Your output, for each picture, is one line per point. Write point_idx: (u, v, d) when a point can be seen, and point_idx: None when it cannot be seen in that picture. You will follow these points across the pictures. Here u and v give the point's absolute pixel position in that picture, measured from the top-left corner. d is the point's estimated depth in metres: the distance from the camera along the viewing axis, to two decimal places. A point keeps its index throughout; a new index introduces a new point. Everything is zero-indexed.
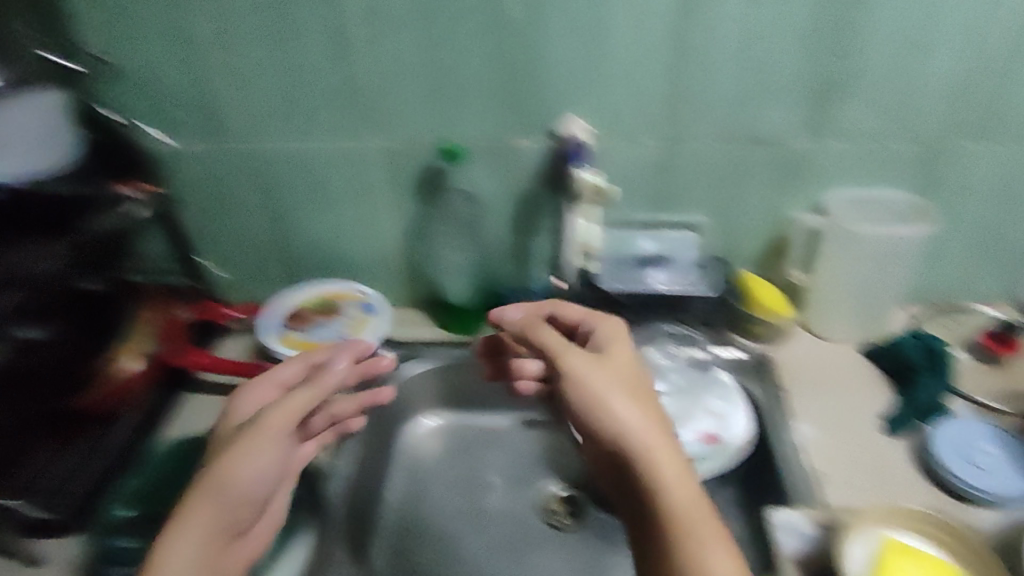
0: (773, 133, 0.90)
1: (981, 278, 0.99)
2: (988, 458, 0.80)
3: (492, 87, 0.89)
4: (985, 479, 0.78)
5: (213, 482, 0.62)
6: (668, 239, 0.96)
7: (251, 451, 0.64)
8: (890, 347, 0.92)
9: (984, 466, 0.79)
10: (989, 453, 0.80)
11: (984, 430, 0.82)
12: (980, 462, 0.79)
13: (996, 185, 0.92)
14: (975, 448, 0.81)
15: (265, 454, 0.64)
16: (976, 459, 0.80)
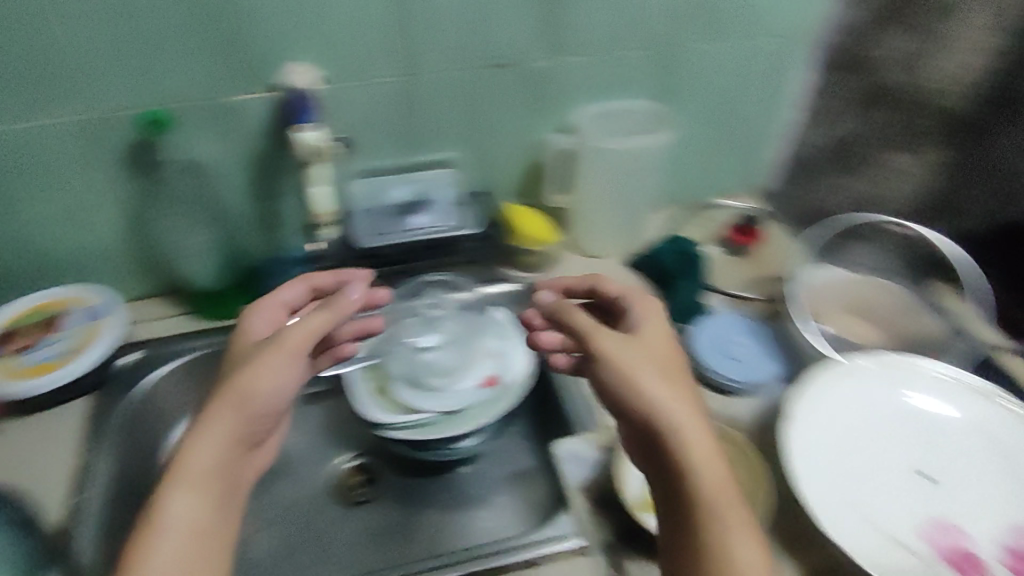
0: (510, 57, 0.85)
1: (720, 168, 1.08)
2: (738, 350, 0.84)
3: (187, 43, 0.75)
4: (737, 369, 0.82)
5: (238, 406, 0.58)
6: (420, 179, 0.93)
7: (239, 393, 0.58)
8: (657, 258, 0.95)
9: (735, 357, 0.84)
10: (739, 345, 0.85)
11: (732, 326, 0.87)
12: (731, 354, 0.84)
13: (722, 80, 0.96)
14: (726, 344, 0.85)
15: (271, 368, 0.59)
16: (728, 352, 0.84)
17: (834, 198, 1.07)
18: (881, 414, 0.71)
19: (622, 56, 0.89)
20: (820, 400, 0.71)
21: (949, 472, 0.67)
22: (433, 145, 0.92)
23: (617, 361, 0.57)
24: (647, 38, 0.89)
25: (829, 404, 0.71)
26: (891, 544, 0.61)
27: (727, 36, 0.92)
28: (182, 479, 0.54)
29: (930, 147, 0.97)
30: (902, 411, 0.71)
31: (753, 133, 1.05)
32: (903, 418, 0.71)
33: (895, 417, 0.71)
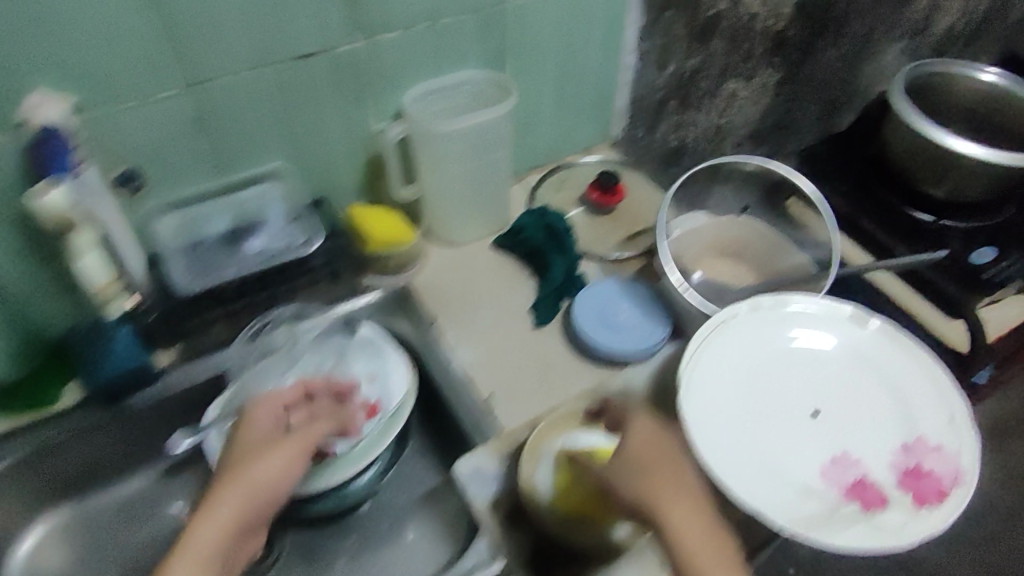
0: (314, 46, 0.73)
1: (570, 125, 1.03)
2: (619, 320, 0.81)
3: None
4: (620, 342, 0.79)
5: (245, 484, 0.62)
6: (242, 200, 0.81)
7: (240, 475, 0.63)
8: (523, 237, 0.89)
9: (618, 329, 0.80)
10: (622, 314, 0.81)
11: (611, 294, 0.83)
12: (613, 326, 0.80)
13: (554, 34, 0.90)
14: (608, 315, 0.81)
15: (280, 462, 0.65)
16: (610, 325, 0.80)
17: (678, 132, 1.09)
18: (771, 354, 0.70)
19: (442, 25, 0.80)
20: (712, 354, 0.69)
21: (840, 401, 0.68)
22: (249, 160, 0.79)
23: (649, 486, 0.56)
24: (465, 2, 0.79)
25: (722, 356, 0.69)
26: (801, 493, 0.62)
27: None
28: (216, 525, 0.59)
29: (765, 70, 1.03)
30: (789, 347, 0.71)
31: (594, 84, 1.00)
32: (791, 354, 0.70)
33: (786, 355, 0.70)
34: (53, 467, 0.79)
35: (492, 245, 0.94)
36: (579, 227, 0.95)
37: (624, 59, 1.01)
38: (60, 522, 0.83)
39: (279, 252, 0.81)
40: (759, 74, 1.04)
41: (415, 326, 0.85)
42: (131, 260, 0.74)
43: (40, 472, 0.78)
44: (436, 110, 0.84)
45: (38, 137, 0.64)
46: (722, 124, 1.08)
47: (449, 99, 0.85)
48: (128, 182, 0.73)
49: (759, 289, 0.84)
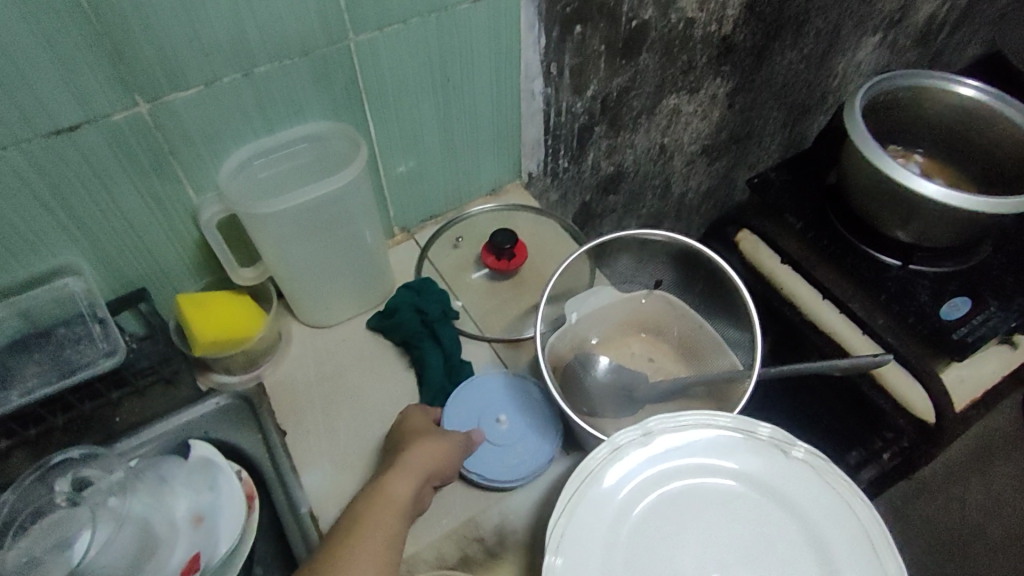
0: (73, 118, 0.56)
1: (464, 168, 0.85)
2: (502, 432, 0.65)
3: None
4: (507, 463, 0.63)
5: (388, 503, 0.54)
6: (31, 303, 0.66)
7: (414, 464, 0.58)
8: (393, 322, 0.73)
9: (499, 444, 0.65)
10: (502, 424, 0.66)
11: (489, 395, 0.68)
12: (495, 440, 0.65)
13: (423, 71, 0.72)
14: (485, 426, 0.66)
15: (428, 459, 0.59)
16: (491, 439, 0.65)
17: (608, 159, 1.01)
18: (664, 498, 0.54)
19: (257, 74, 0.62)
20: (589, 497, 0.54)
21: (748, 562, 0.52)
22: (22, 257, 0.63)
23: None
24: (286, 43, 0.62)
25: (600, 499, 0.54)
26: None
27: (404, 16, 0.66)
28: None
29: (711, 81, 0.99)
30: (689, 485, 0.55)
31: (490, 120, 0.83)
32: (691, 496, 0.55)
33: (688, 495, 0.55)
34: None
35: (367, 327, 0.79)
36: (473, 298, 0.79)
37: (528, 87, 0.82)
38: None
39: (84, 366, 0.67)
40: (699, 86, 0.98)
41: (262, 440, 0.70)
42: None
43: None
44: (268, 177, 0.70)
45: None
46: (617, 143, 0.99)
47: (286, 162, 0.70)
48: None
49: (672, 388, 0.67)
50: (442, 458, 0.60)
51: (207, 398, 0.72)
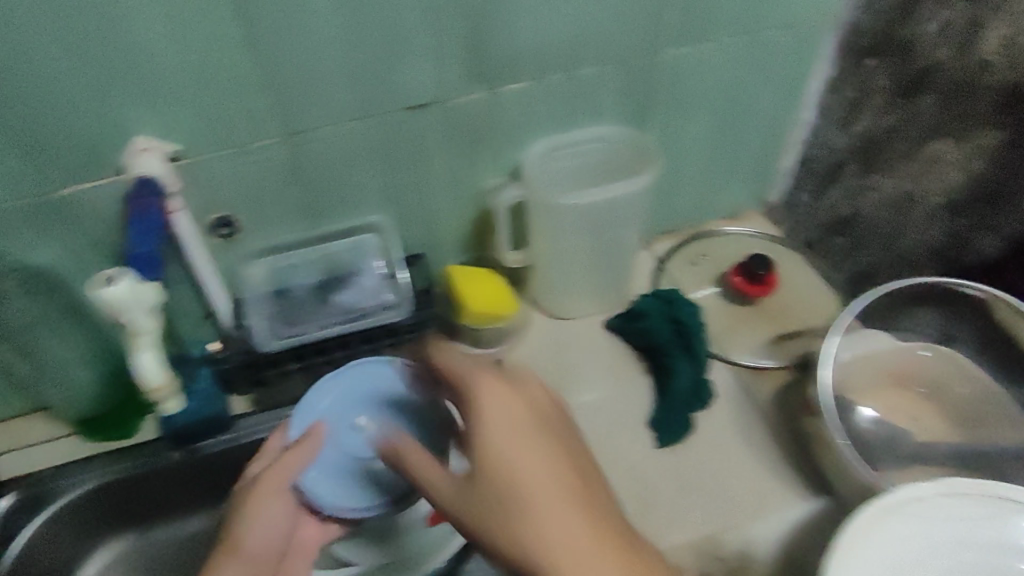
0: (425, 96, 0.65)
1: (716, 188, 0.83)
2: (358, 440, 0.68)
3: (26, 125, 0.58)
4: (361, 478, 0.66)
5: (268, 484, 0.60)
6: (334, 252, 0.74)
7: (533, 467, 0.47)
8: (642, 326, 0.75)
9: (362, 456, 0.67)
10: (362, 430, 0.68)
11: (382, 398, 0.70)
12: (352, 451, 0.67)
13: (720, 87, 0.74)
14: (346, 433, 0.68)
15: (504, 399, 0.50)
16: (355, 450, 0.67)
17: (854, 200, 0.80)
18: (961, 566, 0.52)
19: (578, 75, 0.68)
20: (890, 534, 0.52)
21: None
22: (343, 210, 0.72)
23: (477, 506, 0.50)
24: (610, 50, 0.67)
25: (899, 544, 0.52)
26: None
27: (717, 34, 0.68)
28: (548, 547, 0.44)
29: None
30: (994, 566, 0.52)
31: (760, 138, 0.80)
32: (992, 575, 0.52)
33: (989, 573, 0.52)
34: (119, 502, 0.77)
35: (602, 322, 0.80)
36: (717, 322, 0.79)
37: (802, 115, 0.80)
38: (121, 551, 0.80)
39: (369, 311, 0.73)
40: (976, 136, 0.66)
41: None
42: (224, 315, 0.72)
43: (108, 503, 0.76)
44: (559, 170, 0.73)
45: (134, 187, 0.62)
46: (921, 194, 0.72)
47: (579, 158, 0.73)
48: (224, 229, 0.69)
49: (950, 451, 0.66)
50: (543, 425, 0.50)
51: None
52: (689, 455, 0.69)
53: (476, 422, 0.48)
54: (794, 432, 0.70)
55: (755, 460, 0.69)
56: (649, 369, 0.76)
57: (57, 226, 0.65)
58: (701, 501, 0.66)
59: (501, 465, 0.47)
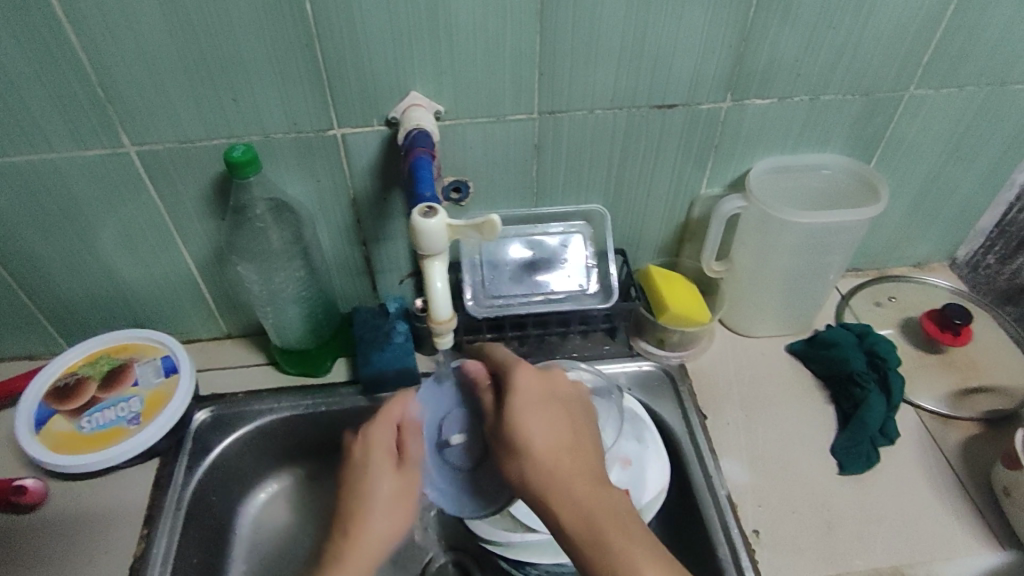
0: (678, 97, 0.68)
1: (911, 236, 0.86)
2: (460, 452, 0.64)
3: (329, 68, 0.62)
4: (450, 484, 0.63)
5: (410, 468, 0.60)
6: (545, 235, 0.78)
7: (544, 416, 0.57)
8: (833, 354, 0.76)
9: (439, 464, 0.64)
10: (451, 446, 0.64)
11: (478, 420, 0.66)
12: (454, 460, 0.64)
13: (951, 132, 0.74)
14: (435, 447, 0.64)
15: (544, 425, 0.57)
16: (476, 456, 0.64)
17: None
18: None
19: (822, 100, 0.70)
20: None
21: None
22: (568, 196, 0.76)
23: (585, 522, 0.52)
24: (859, 80, 0.68)
25: None
26: None
27: (961, 82, 0.70)
28: (610, 550, 0.50)
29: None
30: None
31: (964, 198, 0.82)
32: None
33: None
34: (298, 437, 0.79)
35: (785, 346, 0.82)
36: (903, 363, 0.79)
37: (1014, 176, 0.80)
38: (284, 488, 0.81)
39: (569, 296, 0.76)
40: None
41: (683, 419, 0.75)
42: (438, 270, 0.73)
43: (289, 436, 0.78)
44: (777, 189, 0.76)
45: (409, 141, 0.64)
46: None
47: (795, 182, 0.76)
48: (455, 192, 0.73)
49: None
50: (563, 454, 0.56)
51: (638, 360, 0.79)
52: (874, 486, 0.70)
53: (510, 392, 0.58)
54: (987, 484, 0.69)
55: (945, 504, 0.68)
56: (833, 398, 0.76)
57: (316, 165, 0.69)
58: (890, 534, 0.66)
59: (518, 427, 0.57)
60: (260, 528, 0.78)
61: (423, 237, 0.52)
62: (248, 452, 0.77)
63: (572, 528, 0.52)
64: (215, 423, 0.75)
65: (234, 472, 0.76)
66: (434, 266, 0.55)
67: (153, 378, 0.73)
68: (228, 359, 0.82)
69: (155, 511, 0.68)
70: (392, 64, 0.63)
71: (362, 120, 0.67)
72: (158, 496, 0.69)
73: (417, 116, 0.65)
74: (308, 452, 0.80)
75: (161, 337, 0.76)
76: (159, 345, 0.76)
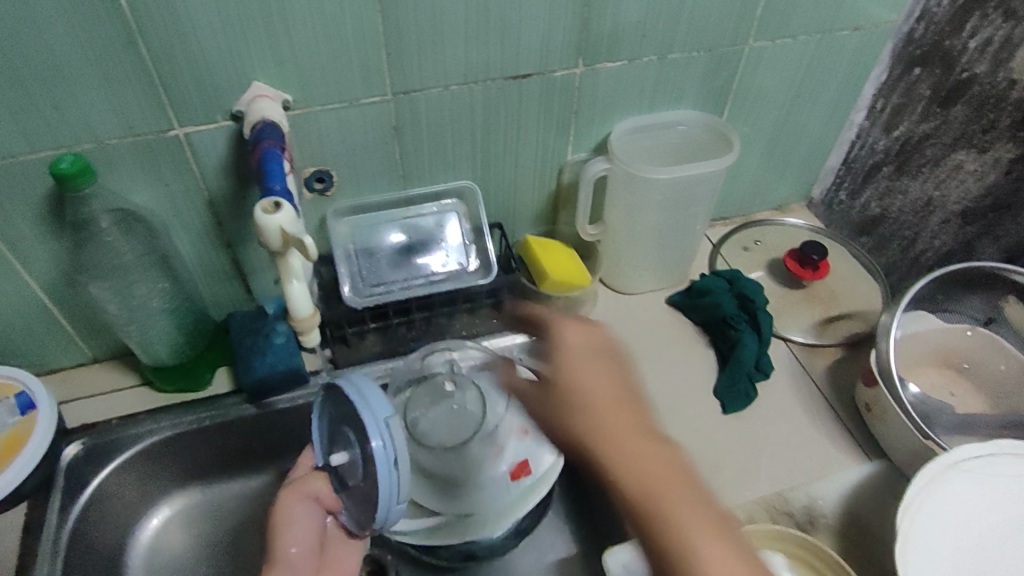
0: (531, 66, 0.68)
1: (769, 181, 0.90)
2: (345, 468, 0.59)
3: (155, 65, 0.58)
4: (358, 496, 0.57)
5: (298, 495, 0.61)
6: (420, 216, 0.77)
7: (609, 425, 0.50)
8: (707, 301, 0.79)
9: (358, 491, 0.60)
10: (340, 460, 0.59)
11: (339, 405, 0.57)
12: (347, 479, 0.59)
13: (790, 79, 0.78)
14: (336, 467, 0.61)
15: (607, 383, 0.52)
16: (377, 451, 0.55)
17: (883, 202, 0.88)
18: None
19: (669, 59, 0.72)
20: (952, 485, 0.59)
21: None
22: (438, 175, 0.75)
23: (644, 477, 0.48)
24: (701, 37, 0.71)
25: (965, 489, 0.59)
26: None
27: (794, 32, 0.73)
28: (665, 513, 0.46)
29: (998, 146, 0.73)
30: None
31: (811, 140, 0.87)
32: None
33: None
34: (188, 454, 0.76)
35: (664, 300, 0.85)
36: (771, 301, 0.84)
37: (852, 117, 0.87)
38: (179, 509, 0.79)
39: (448, 277, 0.77)
40: (992, 151, 0.74)
41: None
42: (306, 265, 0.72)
43: (178, 455, 0.76)
44: (639, 149, 0.78)
45: (256, 133, 0.61)
46: (936, 199, 0.81)
47: (655, 139, 0.78)
48: (318, 182, 0.71)
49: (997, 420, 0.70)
50: (642, 439, 0.50)
51: (527, 330, 0.81)
52: (752, 420, 0.74)
53: (551, 348, 0.54)
54: (849, 402, 0.75)
55: (817, 427, 0.74)
56: (712, 342, 0.80)
57: (162, 168, 0.65)
58: (769, 464, 0.71)
59: (571, 392, 0.52)
60: (156, 557, 0.75)
61: (274, 235, 0.51)
62: (128, 480, 0.73)
63: (640, 520, 0.47)
64: (89, 457, 0.71)
65: (120, 503, 0.73)
66: (292, 262, 0.54)
67: (8, 420, 0.67)
68: (98, 383, 0.77)
69: (27, 560, 0.63)
70: (228, 54, 0.59)
71: (203, 116, 0.62)
72: (28, 543, 0.64)
73: (262, 110, 0.61)
74: (200, 467, 0.78)
75: (13, 374, 0.70)
76: (12, 383, 0.70)
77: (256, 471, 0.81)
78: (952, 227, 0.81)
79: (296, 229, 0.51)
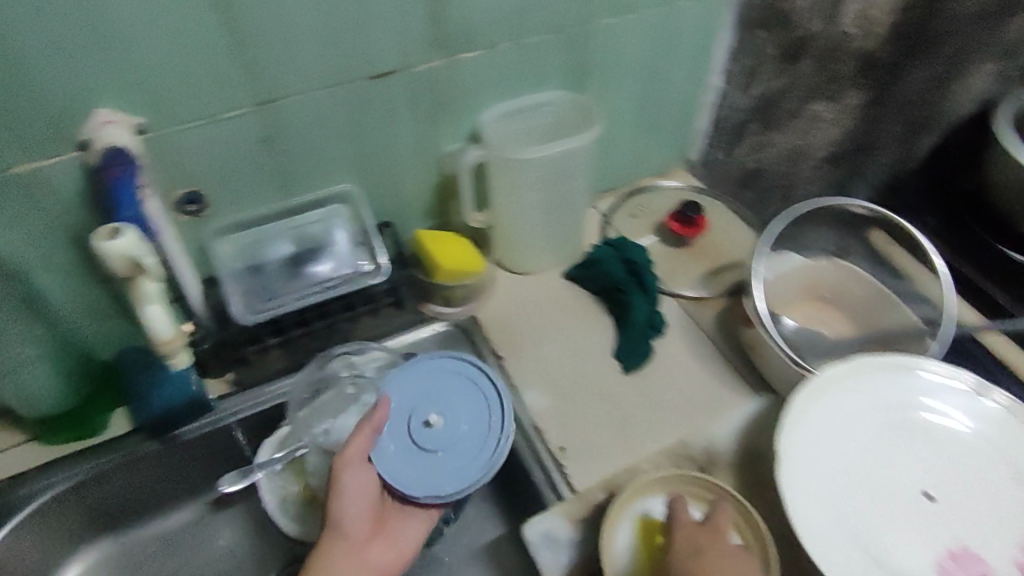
0: (391, 64, 0.69)
1: (644, 148, 0.95)
2: (439, 433, 0.68)
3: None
4: (456, 455, 0.67)
5: (365, 436, 0.64)
6: (308, 223, 0.77)
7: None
8: (598, 271, 0.83)
9: (420, 451, 0.67)
10: (431, 426, 0.68)
11: (453, 398, 0.71)
12: (433, 442, 0.67)
13: (643, 51, 0.83)
14: (411, 427, 0.68)
15: (749, 573, 0.57)
16: (454, 436, 0.68)
17: (754, 156, 1.00)
18: (898, 426, 0.68)
19: (525, 43, 0.74)
20: (825, 414, 0.67)
21: (957, 464, 0.66)
22: (317, 182, 0.75)
23: None
24: (552, 20, 0.74)
25: (837, 416, 0.68)
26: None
27: (639, 5, 0.77)
28: None
29: (850, 92, 0.94)
30: (925, 419, 0.68)
31: (676, 106, 0.92)
32: (925, 428, 0.68)
33: (925, 428, 0.68)
34: (94, 502, 0.74)
35: (562, 275, 0.88)
36: (660, 263, 0.89)
37: (710, 81, 0.92)
38: (96, 560, 0.78)
39: (343, 279, 0.76)
40: (845, 98, 0.95)
41: (480, 364, 0.80)
42: (186, 287, 0.72)
43: (79, 505, 0.73)
44: (509, 133, 0.80)
45: (106, 162, 0.60)
46: (802, 148, 0.99)
47: (526, 121, 0.81)
48: (190, 204, 0.70)
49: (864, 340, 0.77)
50: None
51: (429, 324, 0.82)
52: (653, 375, 0.78)
53: (717, 531, 0.59)
54: (736, 344, 0.81)
55: (710, 373, 0.78)
56: (609, 308, 0.84)
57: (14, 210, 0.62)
58: (671, 414, 0.75)
59: (721, 554, 0.57)
60: None
61: (118, 259, 0.56)
62: (32, 537, 0.71)
63: None
64: None
65: (25, 562, 0.72)
66: (145, 288, 0.60)
67: None
68: None
69: None
70: (68, 83, 0.57)
71: (52, 151, 0.60)
72: None
73: (105, 136, 0.60)
74: (109, 511, 0.77)
75: None
76: None
77: (170, 504, 0.80)
78: (824, 169, 1.04)
79: (138, 251, 0.56)
